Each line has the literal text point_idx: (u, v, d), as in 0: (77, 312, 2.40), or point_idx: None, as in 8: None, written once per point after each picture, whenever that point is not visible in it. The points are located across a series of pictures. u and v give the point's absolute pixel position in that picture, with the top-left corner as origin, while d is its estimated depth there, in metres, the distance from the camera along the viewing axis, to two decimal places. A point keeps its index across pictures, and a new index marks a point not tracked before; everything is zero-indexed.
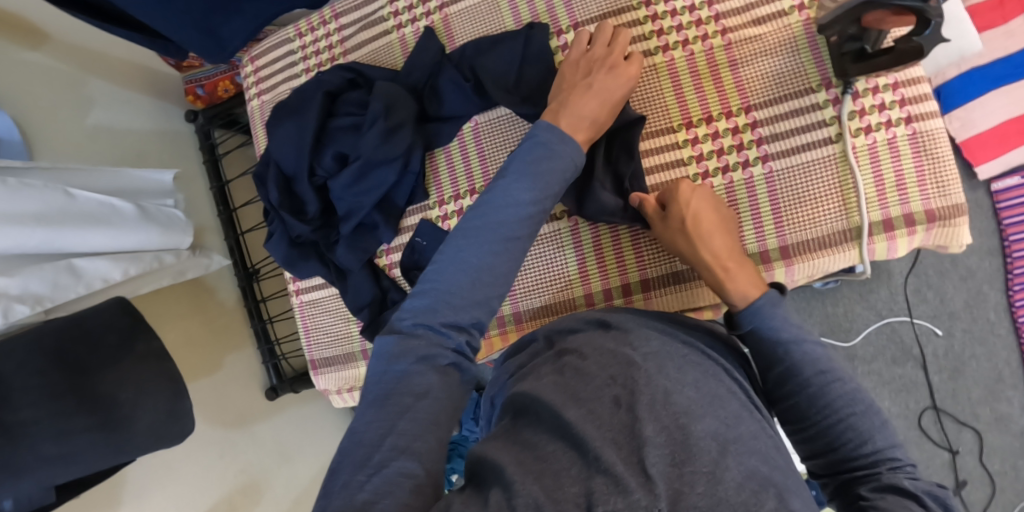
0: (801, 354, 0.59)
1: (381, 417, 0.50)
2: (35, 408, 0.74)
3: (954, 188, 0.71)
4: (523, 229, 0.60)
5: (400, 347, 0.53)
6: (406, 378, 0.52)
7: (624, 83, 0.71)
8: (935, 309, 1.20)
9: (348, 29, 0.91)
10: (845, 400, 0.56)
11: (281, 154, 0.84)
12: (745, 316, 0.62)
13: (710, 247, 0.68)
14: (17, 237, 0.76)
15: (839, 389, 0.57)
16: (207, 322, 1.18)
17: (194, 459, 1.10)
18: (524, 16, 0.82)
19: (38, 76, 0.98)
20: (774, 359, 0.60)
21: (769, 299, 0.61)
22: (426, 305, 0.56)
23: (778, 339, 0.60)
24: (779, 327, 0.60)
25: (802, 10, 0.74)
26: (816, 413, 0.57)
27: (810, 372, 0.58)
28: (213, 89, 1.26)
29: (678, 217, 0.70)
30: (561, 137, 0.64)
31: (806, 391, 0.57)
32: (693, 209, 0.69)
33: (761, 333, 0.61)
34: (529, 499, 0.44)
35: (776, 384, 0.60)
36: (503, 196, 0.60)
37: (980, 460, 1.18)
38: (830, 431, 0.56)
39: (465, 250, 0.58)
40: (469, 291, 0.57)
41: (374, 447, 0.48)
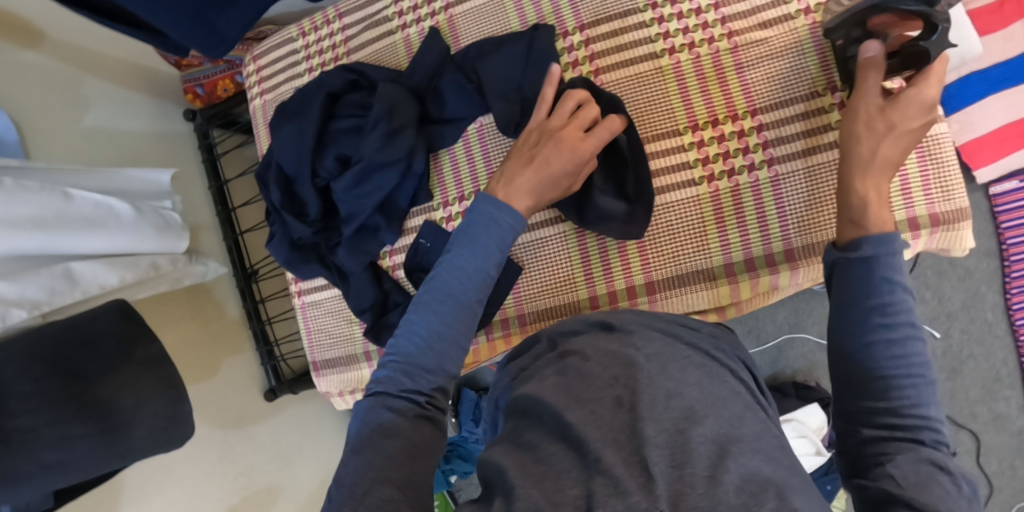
0: (899, 302, 0.52)
1: (357, 461, 0.51)
2: (33, 415, 0.73)
3: (958, 192, 0.71)
4: (472, 295, 0.60)
5: (372, 401, 0.56)
6: (379, 425, 0.54)
7: (572, 160, 0.67)
8: (933, 311, 1.20)
9: (352, 29, 0.90)
10: (919, 360, 0.51)
11: (281, 155, 0.83)
12: (872, 240, 0.55)
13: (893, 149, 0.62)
14: (15, 241, 0.75)
15: (917, 348, 0.51)
16: (206, 323, 1.18)
17: (193, 463, 1.09)
18: (529, 17, 0.82)
19: (34, 76, 0.97)
20: (872, 294, 0.53)
21: (895, 246, 0.54)
22: (389, 373, 0.57)
23: (885, 277, 0.53)
24: (895, 270, 0.53)
25: (809, 13, 0.74)
26: (883, 359, 0.51)
27: (899, 321, 0.52)
28: (212, 88, 1.25)
29: (887, 112, 0.62)
30: (500, 205, 0.64)
31: (887, 336, 0.52)
32: (902, 125, 0.61)
33: (875, 267, 0.54)
34: (529, 502, 0.46)
35: (850, 323, 0.54)
36: (458, 265, 0.61)
37: (977, 461, 1.19)
38: (886, 379, 0.51)
39: (422, 321, 0.59)
40: (427, 355, 0.57)
41: (352, 486, 0.49)
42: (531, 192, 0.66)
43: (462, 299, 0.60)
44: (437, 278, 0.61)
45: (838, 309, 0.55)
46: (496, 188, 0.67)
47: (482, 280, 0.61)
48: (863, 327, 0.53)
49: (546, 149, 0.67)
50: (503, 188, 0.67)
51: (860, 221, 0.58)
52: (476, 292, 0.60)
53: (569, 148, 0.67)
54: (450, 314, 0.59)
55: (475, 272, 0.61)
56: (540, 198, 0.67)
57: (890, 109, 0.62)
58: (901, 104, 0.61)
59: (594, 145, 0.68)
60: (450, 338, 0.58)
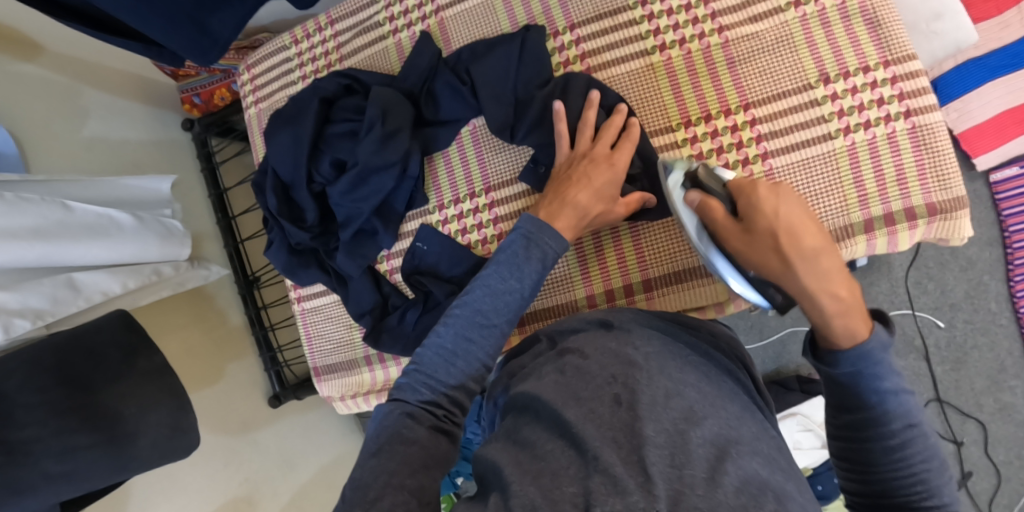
0: (895, 406, 0.52)
1: (372, 465, 0.52)
2: (39, 426, 0.74)
3: (955, 181, 0.70)
4: (501, 315, 0.61)
5: (391, 407, 0.57)
6: (395, 431, 0.54)
7: (609, 174, 0.70)
8: (936, 301, 1.19)
9: (344, 35, 0.90)
10: (924, 455, 0.51)
11: (278, 161, 0.83)
12: (844, 359, 0.52)
13: (813, 271, 0.53)
14: (17, 252, 0.76)
15: (920, 443, 0.52)
16: (208, 330, 1.18)
17: (198, 471, 1.09)
18: (520, 18, 0.82)
19: (32, 88, 0.97)
20: (862, 406, 0.53)
21: (881, 343, 0.52)
22: (409, 382, 0.59)
23: (876, 387, 0.52)
24: (883, 376, 0.52)
25: (800, 6, 0.74)
26: (885, 461, 0.52)
27: (896, 423, 0.52)
28: (209, 97, 1.25)
29: (766, 233, 0.56)
30: (542, 227, 0.65)
31: (887, 442, 0.52)
32: (783, 221, 0.54)
33: (860, 381, 0.52)
34: (526, 499, 0.46)
35: (850, 427, 0.54)
36: (485, 286, 0.62)
37: (985, 451, 1.18)
38: (894, 478, 0.52)
39: (447, 336, 0.60)
40: (449, 371, 0.58)
41: (369, 486, 0.50)
42: (577, 211, 0.68)
43: (490, 318, 0.61)
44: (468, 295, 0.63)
45: (834, 403, 0.55)
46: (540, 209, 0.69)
47: (516, 301, 0.62)
48: (865, 434, 0.53)
49: (581, 167, 0.71)
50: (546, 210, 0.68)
51: (831, 338, 0.53)
52: (504, 312, 0.61)
53: (604, 163, 0.71)
54: (479, 331, 0.60)
55: (504, 289, 0.62)
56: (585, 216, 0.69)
57: (752, 233, 0.57)
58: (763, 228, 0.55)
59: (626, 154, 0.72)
60: (475, 356, 0.59)
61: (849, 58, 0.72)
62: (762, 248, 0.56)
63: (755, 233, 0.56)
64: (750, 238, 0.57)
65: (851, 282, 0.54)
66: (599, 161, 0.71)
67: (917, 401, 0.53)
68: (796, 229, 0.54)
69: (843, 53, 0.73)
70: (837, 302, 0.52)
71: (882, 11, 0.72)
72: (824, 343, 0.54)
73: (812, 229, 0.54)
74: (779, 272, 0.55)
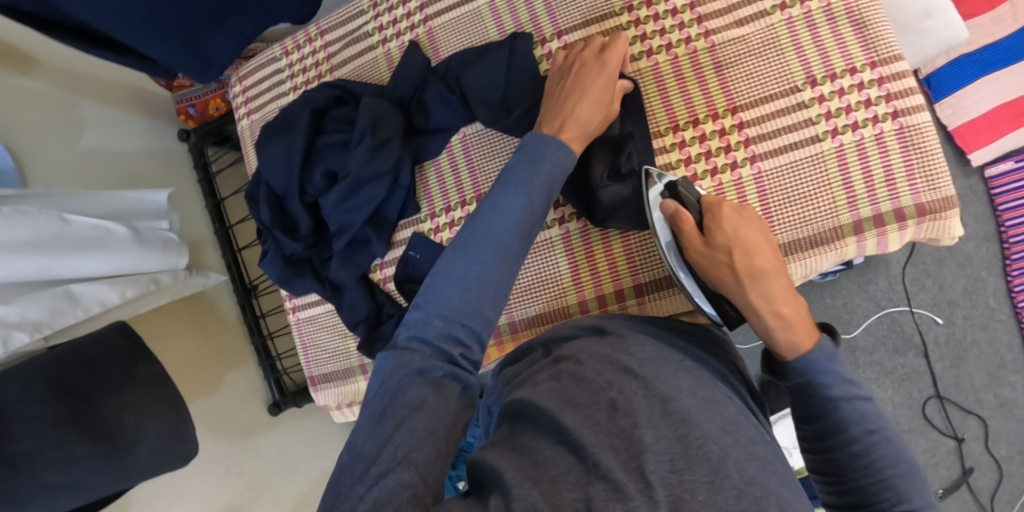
0: (849, 412, 0.54)
1: (378, 432, 0.50)
2: (38, 439, 0.74)
3: (944, 181, 0.71)
4: (514, 237, 0.61)
5: (398, 361, 0.53)
6: (401, 391, 0.51)
7: (603, 77, 0.71)
8: (935, 298, 1.19)
9: (334, 46, 0.91)
10: (889, 459, 0.53)
11: (271, 174, 0.84)
12: (791, 369, 0.57)
13: (761, 287, 0.62)
14: (16, 265, 0.76)
15: (884, 449, 0.53)
16: (207, 339, 1.19)
17: (199, 478, 1.10)
18: (507, 26, 0.82)
19: (28, 101, 0.98)
20: (820, 415, 0.56)
21: (824, 352, 0.56)
22: (422, 316, 0.57)
23: (826, 394, 0.55)
24: (832, 384, 0.55)
25: (785, 9, 0.74)
26: (854, 469, 0.54)
27: (855, 429, 0.54)
28: (204, 108, 1.27)
29: (724, 250, 0.65)
30: (546, 142, 0.65)
31: (850, 449, 0.54)
32: (739, 240, 0.64)
33: (810, 389, 0.56)
34: (528, 502, 0.44)
35: (817, 439, 0.56)
36: (494, 204, 0.61)
37: (986, 447, 1.18)
38: (864, 487, 0.53)
39: (458, 262, 0.58)
40: (463, 298, 0.57)
41: (372, 460, 0.48)
42: (581, 124, 0.69)
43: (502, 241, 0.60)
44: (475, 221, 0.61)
45: (802, 417, 0.58)
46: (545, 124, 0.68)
47: (523, 218, 0.61)
48: (830, 444, 0.55)
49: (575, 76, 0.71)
50: (553, 124, 0.68)
51: (776, 348, 0.59)
52: (517, 233, 0.61)
53: (597, 66, 0.72)
54: (491, 249, 0.59)
55: (516, 210, 0.61)
56: (589, 124, 0.69)
57: (712, 246, 0.65)
58: (722, 243, 0.65)
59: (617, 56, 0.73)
60: (488, 282, 0.58)
61: (835, 60, 0.73)
62: (718, 262, 0.65)
63: (714, 248, 0.65)
64: (710, 251, 0.66)
65: (797, 302, 0.61)
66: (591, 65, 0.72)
67: (877, 408, 0.55)
68: (752, 249, 0.64)
69: (829, 55, 0.73)
70: (777, 317, 0.60)
71: (867, 12, 0.73)
72: (771, 351, 0.60)
73: (765, 252, 0.63)
74: (729, 284, 0.65)
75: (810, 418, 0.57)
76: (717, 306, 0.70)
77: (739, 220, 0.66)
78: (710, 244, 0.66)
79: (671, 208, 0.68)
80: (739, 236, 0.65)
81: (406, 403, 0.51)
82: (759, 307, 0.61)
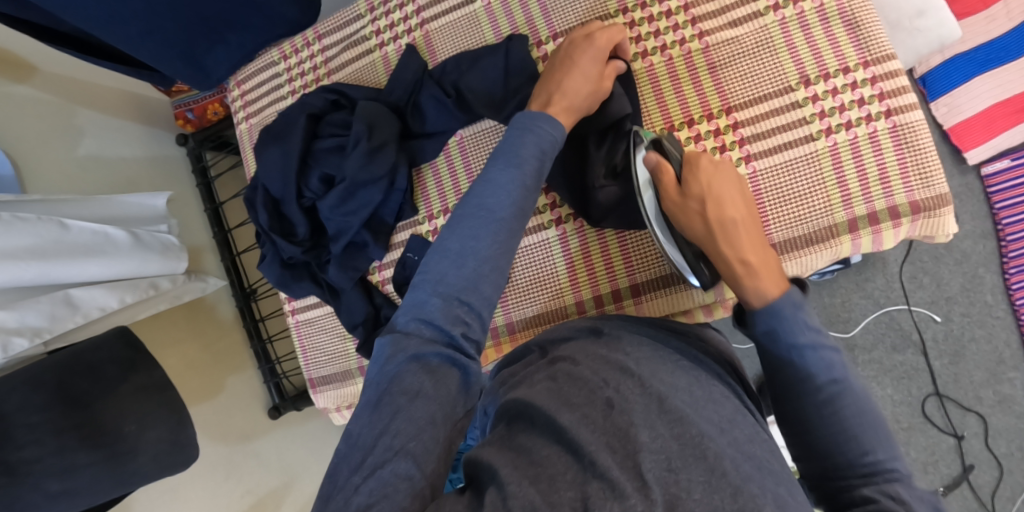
0: (815, 360, 0.55)
1: (375, 419, 0.50)
2: (38, 445, 0.74)
3: (938, 179, 0.71)
4: (508, 212, 0.60)
5: (395, 347, 0.54)
6: (398, 378, 0.52)
7: (593, 57, 0.71)
8: (933, 295, 1.19)
9: (332, 50, 0.91)
10: (853, 409, 0.54)
11: (268, 179, 0.84)
12: (758, 315, 0.58)
13: (732, 237, 0.64)
14: (14, 270, 0.77)
15: (849, 398, 0.54)
16: (206, 344, 1.19)
17: (199, 483, 1.10)
18: (503, 29, 0.82)
19: (26, 109, 0.98)
20: (786, 363, 0.56)
21: (790, 302, 0.57)
22: (421, 295, 0.57)
23: (793, 342, 0.56)
24: (798, 332, 0.56)
25: (778, 9, 0.74)
26: (819, 422, 0.55)
27: (821, 378, 0.55)
28: (202, 112, 1.26)
29: (697, 199, 0.65)
30: (538, 117, 0.65)
31: (816, 398, 0.55)
32: (712, 192, 0.65)
33: (775, 338, 0.57)
34: (525, 500, 0.44)
35: (784, 389, 0.57)
36: (489, 182, 0.61)
37: (986, 444, 1.18)
38: (829, 438, 0.54)
39: (454, 239, 0.59)
40: (459, 272, 0.58)
41: (369, 450, 0.48)
42: (569, 95, 0.69)
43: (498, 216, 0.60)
44: (472, 196, 0.61)
45: (770, 367, 0.58)
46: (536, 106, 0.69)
47: (518, 193, 0.61)
48: (797, 393, 0.56)
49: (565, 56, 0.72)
50: (540, 97, 0.70)
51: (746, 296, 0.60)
52: (510, 206, 0.60)
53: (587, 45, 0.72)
54: (486, 226, 0.59)
55: (509, 186, 0.61)
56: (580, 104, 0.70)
57: (686, 195, 0.66)
58: (696, 192, 0.65)
59: (608, 37, 0.73)
60: (483, 256, 0.58)
61: (828, 60, 0.73)
62: (690, 212, 0.66)
63: (688, 197, 0.66)
64: (684, 201, 0.67)
65: (765, 253, 0.63)
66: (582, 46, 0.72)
67: (842, 356, 0.56)
68: (725, 201, 0.65)
69: (822, 55, 0.73)
70: (748, 269, 0.61)
71: (859, 12, 0.73)
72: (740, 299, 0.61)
73: (737, 203, 0.65)
74: (701, 234, 0.66)
75: (777, 369, 0.57)
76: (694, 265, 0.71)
77: (714, 172, 0.67)
78: (685, 192, 0.66)
79: (653, 159, 0.68)
80: (713, 185, 0.65)
81: (403, 390, 0.51)
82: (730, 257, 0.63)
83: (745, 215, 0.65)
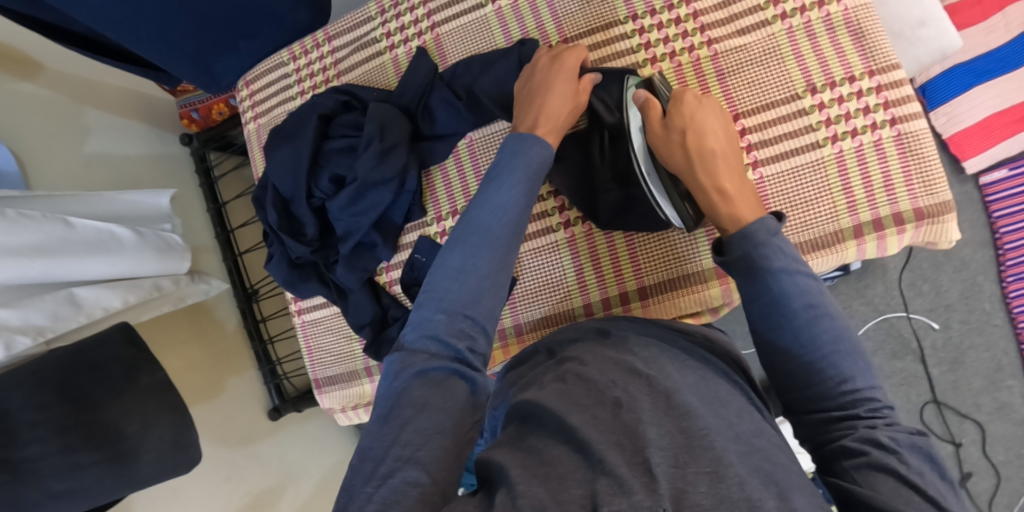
0: (790, 284, 0.56)
1: (384, 433, 0.51)
2: (43, 444, 0.75)
3: (941, 186, 0.72)
4: (505, 227, 0.62)
5: (403, 363, 0.56)
6: (406, 393, 0.53)
7: (566, 73, 0.72)
8: (932, 303, 1.21)
9: (342, 51, 0.92)
10: (830, 335, 0.55)
11: (278, 178, 0.85)
12: (736, 236, 0.59)
13: (711, 166, 0.66)
14: (17, 269, 0.77)
15: (825, 323, 0.55)
16: (207, 344, 1.19)
17: (199, 484, 1.10)
18: (514, 34, 0.83)
19: (31, 108, 0.98)
20: (763, 286, 0.57)
21: (766, 229, 0.58)
22: (427, 312, 0.59)
23: (768, 265, 0.57)
24: (772, 256, 0.57)
25: (786, 18, 0.76)
26: (798, 351, 0.55)
27: (798, 303, 0.56)
28: (207, 112, 1.26)
29: (680, 130, 0.67)
30: (529, 139, 0.67)
31: (793, 324, 0.56)
32: (695, 123, 0.67)
33: (751, 260, 0.58)
34: (534, 499, 0.45)
35: (761, 321, 0.57)
36: (490, 201, 0.63)
37: (984, 451, 1.19)
38: (808, 370, 0.55)
39: (454, 256, 0.61)
40: (461, 288, 0.59)
41: (380, 461, 0.49)
42: (552, 118, 0.70)
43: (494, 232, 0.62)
44: (472, 214, 0.63)
45: (745, 297, 0.58)
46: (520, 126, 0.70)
47: (515, 213, 0.63)
48: (773, 321, 0.57)
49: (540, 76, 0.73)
50: (526, 122, 0.70)
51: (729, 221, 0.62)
52: (507, 223, 0.62)
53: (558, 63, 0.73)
54: (484, 242, 0.61)
55: (506, 204, 0.63)
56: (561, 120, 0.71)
57: (669, 125, 0.68)
58: (679, 123, 0.67)
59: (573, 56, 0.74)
60: (485, 271, 0.60)
61: (834, 68, 0.74)
62: (672, 143, 0.68)
63: (671, 128, 0.68)
64: (667, 133, 0.68)
65: (743, 184, 0.65)
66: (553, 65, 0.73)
67: (816, 281, 0.57)
68: (706, 133, 0.67)
69: (828, 63, 0.74)
70: (727, 199, 0.63)
71: (865, 22, 0.74)
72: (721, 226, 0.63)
73: (718, 134, 0.67)
74: (681, 164, 0.67)
75: (754, 298, 0.57)
76: (678, 206, 0.71)
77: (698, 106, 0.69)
78: (668, 123, 0.68)
79: (643, 98, 0.71)
80: (696, 116, 0.68)
81: (411, 402, 0.52)
82: (708, 186, 0.65)
83: (724, 148, 0.67)
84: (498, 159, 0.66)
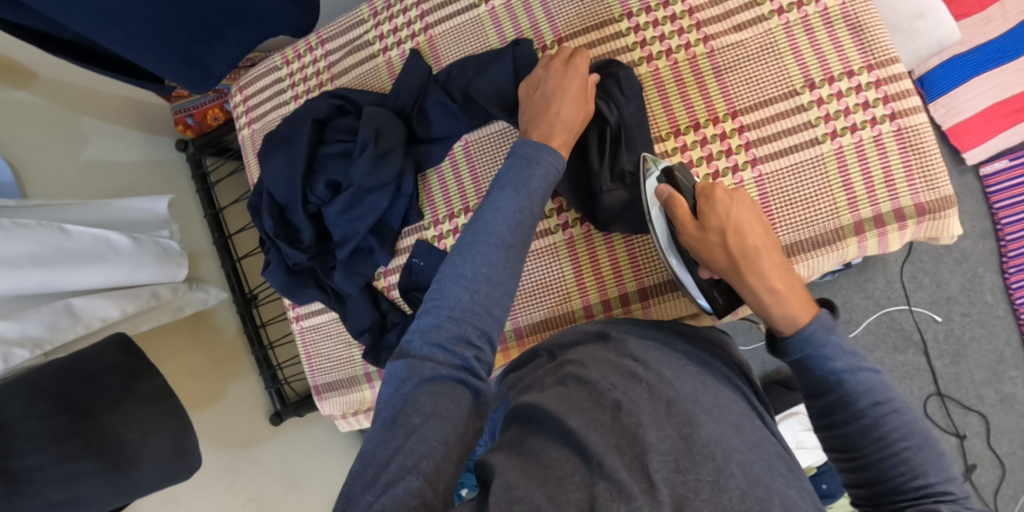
0: (855, 385, 0.54)
1: (388, 440, 0.50)
2: (41, 454, 0.74)
3: (942, 181, 0.71)
4: (516, 236, 0.61)
5: (410, 370, 0.54)
6: (411, 400, 0.52)
7: (576, 80, 0.73)
8: (933, 295, 1.20)
9: (335, 55, 0.91)
10: (901, 433, 0.52)
11: (273, 185, 0.84)
12: (792, 343, 0.58)
13: (756, 263, 0.64)
14: (15, 279, 0.76)
15: (895, 421, 0.53)
16: (207, 352, 1.18)
17: (200, 491, 1.10)
18: (508, 34, 0.83)
19: (25, 114, 0.98)
20: (826, 389, 0.56)
21: (822, 325, 0.57)
22: (433, 321, 0.57)
23: (829, 367, 0.56)
24: (833, 356, 0.56)
25: (783, 13, 0.75)
26: (866, 439, 0.53)
27: (863, 403, 0.54)
28: (202, 118, 1.24)
29: (716, 230, 0.67)
30: (540, 148, 0.66)
31: (860, 423, 0.54)
32: (732, 221, 0.66)
33: (812, 363, 0.57)
34: (531, 503, 0.44)
35: (828, 415, 0.57)
36: (495, 207, 0.62)
37: (988, 443, 1.18)
38: (875, 460, 0.53)
39: (464, 264, 0.59)
40: (472, 297, 0.57)
41: (382, 468, 0.48)
42: (567, 126, 0.70)
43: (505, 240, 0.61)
44: (478, 219, 0.62)
45: (811, 393, 0.58)
46: (529, 132, 0.69)
47: (524, 220, 0.62)
48: (840, 418, 0.55)
49: (552, 81, 0.72)
50: (541, 130, 0.69)
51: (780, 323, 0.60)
52: (517, 233, 0.61)
53: (569, 72, 0.73)
54: (494, 250, 0.60)
55: (517, 212, 0.62)
56: (573, 126, 0.71)
57: (705, 226, 0.67)
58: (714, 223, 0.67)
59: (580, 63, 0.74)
60: (496, 281, 0.58)
61: (832, 63, 0.74)
62: (711, 244, 0.67)
63: (707, 229, 0.67)
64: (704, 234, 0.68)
65: (792, 279, 0.63)
66: (564, 72, 0.73)
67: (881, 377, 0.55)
68: (743, 228, 0.66)
69: (826, 59, 0.74)
70: (773, 295, 0.61)
71: (862, 15, 0.74)
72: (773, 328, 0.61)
73: (755, 230, 0.66)
74: (724, 265, 0.66)
75: (821, 398, 0.57)
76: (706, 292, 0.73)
77: (730, 201, 0.68)
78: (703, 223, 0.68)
79: (668, 194, 0.70)
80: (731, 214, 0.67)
81: (416, 411, 0.51)
82: (757, 285, 0.63)
83: (764, 242, 0.66)
84: (505, 165, 0.66)
